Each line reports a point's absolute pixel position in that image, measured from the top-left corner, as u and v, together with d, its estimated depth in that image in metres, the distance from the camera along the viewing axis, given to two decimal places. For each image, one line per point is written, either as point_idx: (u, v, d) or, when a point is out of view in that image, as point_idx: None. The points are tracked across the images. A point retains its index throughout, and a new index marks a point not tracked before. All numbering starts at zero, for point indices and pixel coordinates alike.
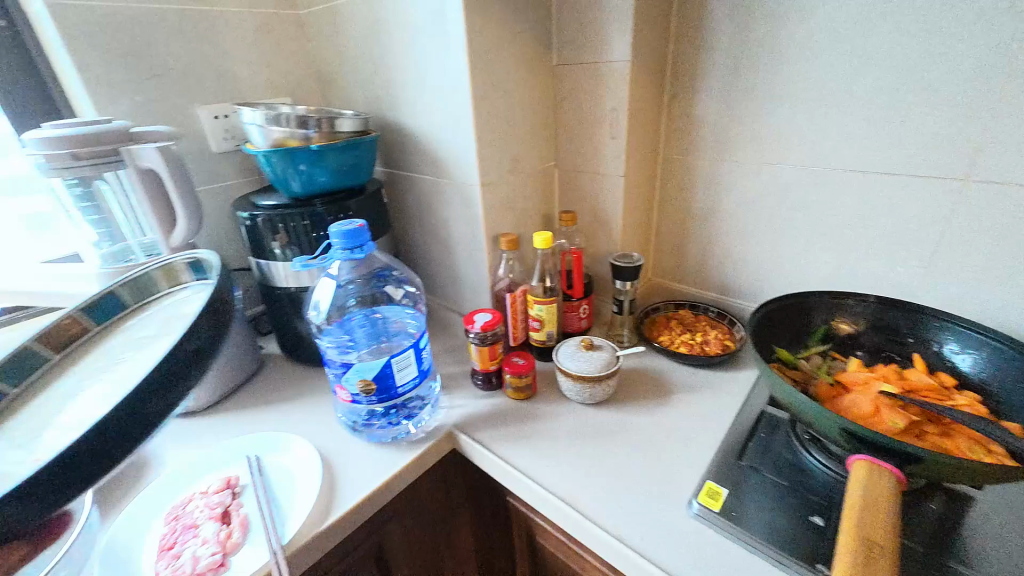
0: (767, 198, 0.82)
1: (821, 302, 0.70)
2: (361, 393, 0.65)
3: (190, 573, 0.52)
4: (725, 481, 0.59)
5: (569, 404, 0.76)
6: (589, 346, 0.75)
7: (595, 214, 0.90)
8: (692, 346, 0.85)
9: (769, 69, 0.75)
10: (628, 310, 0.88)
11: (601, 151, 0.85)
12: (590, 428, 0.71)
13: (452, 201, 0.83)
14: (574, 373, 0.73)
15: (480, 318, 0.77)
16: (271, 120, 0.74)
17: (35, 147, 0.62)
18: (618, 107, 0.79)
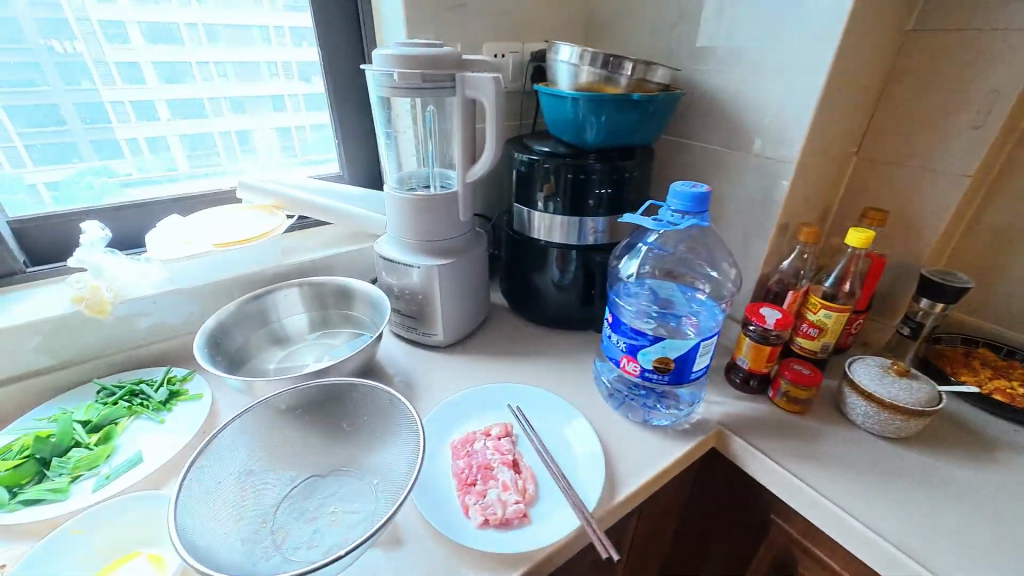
0: None
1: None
2: (655, 370, 0.60)
3: (501, 516, 0.51)
4: None
5: (857, 432, 0.66)
6: (902, 373, 0.64)
7: (901, 217, 0.76)
8: (1011, 396, 0.69)
9: None
10: (922, 335, 0.75)
11: (946, 143, 0.69)
12: (896, 467, 0.60)
13: (742, 177, 0.74)
14: (886, 400, 0.62)
15: (770, 312, 0.68)
16: (586, 61, 0.68)
17: (381, 65, 0.62)
18: (1003, 90, 0.63)
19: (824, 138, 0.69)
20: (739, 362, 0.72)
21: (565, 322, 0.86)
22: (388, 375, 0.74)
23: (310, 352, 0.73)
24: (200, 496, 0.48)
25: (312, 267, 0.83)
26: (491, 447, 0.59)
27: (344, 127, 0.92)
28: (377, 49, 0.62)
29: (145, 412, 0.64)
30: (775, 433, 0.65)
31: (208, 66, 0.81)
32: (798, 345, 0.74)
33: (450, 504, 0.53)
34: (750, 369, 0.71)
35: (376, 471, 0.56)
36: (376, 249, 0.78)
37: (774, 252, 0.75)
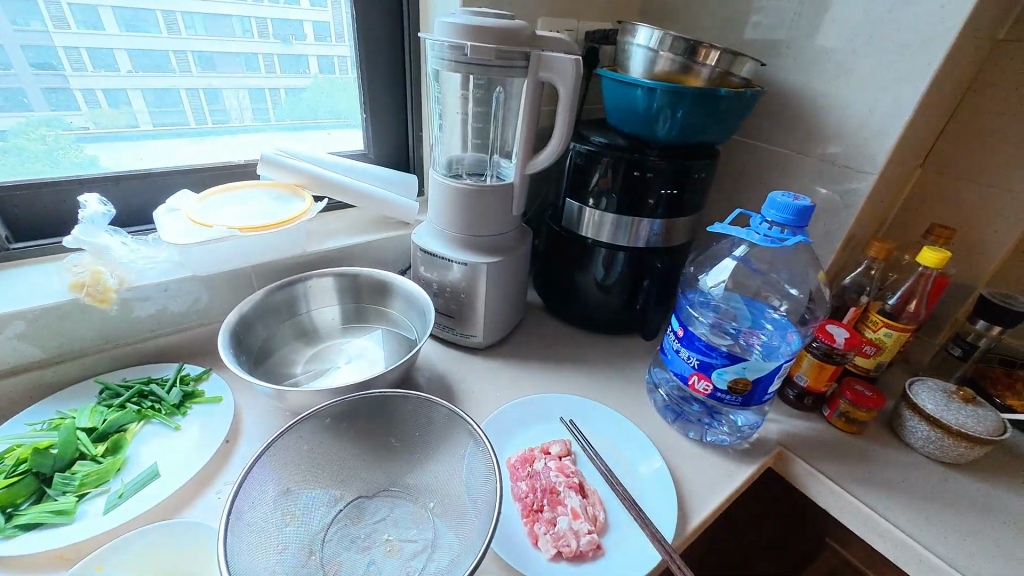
0: None
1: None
2: (727, 390, 0.56)
3: (575, 547, 0.47)
4: None
5: (915, 456, 0.64)
6: (968, 400, 0.63)
7: (963, 235, 0.74)
8: None
9: None
10: (974, 357, 0.73)
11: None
12: (959, 495, 0.59)
13: (811, 184, 0.71)
14: (954, 427, 0.60)
15: (837, 331, 0.65)
16: (666, 47, 0.62)
17: (443, 36, 0.55)
18: None
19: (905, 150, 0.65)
20: (798, 379, 0.69)
21: (607, 326, 0.81)
22: (426, 379, 0.68)
23: (340, 351, 0.66)
24: (242, 527, 0.42)
25: (339, 255, 0.76)
26: (554, 468, 0.54)
27: (374, 103, 0.83)
28: (440, 17, 0.55)
29: (157, 416, 0.56)
30: (835, 455, 0.63)
31: (229, 21, 0.72)
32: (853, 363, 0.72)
33: (516, 532, 0.49)
34: (807, 386, 0.68)
35: (431, 493, 0.51)
36: (414, 240, 0.71)
37: (835, 266, 0.73)
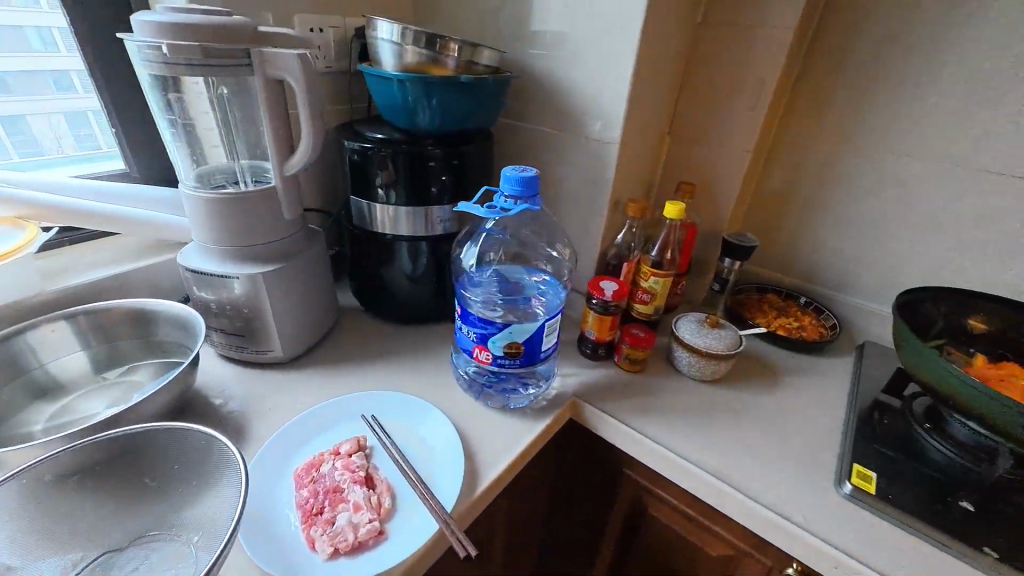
0: (884, 193, 0.81)
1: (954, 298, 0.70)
2: (505, 356, 0.60)
3: (352, 540, 0.47)
4: (866, 462, 0.61)
5: (685, 380, 0.75)
6: (714, 325, 0.74)
7: (706, 189, 0.87)
8: (789, 330, 0.86)
9: (920, 59, 0.73)
10: (728, 289, 0.87)
11: (732, 123, 0.81)
12: (713, 406, 0.70)
13: (575, 158, 0.78)
14: (703, 351, 0.71)
15: (608, 285, 0.73)
16: (409, 40, 0.63)
17: (145, 36, 0.51)
18: (767, 79, 0.75)
19: (639, 120, 0.75)
20: (588, 334, 0.77)
21: (421, 316, 0.82)
22: (215, 406, 0.63)
23: (98, 397, 0.58)
24: None
25: (96, 290, 0.67)
26: (340, 466, 0.54)
27: (124, 114, 0.74)
28: (135, 15, 0.50)
29: None
30: (621, 394, 0.71)
31: None
32: (635, 310, 0.82)
33: (292, 542, 0.47)
34: (596, 339, 0.76)
35: (196, 527, 0.47)
36: (178, 261, 0.65)
37: (608, 229, 0.82)
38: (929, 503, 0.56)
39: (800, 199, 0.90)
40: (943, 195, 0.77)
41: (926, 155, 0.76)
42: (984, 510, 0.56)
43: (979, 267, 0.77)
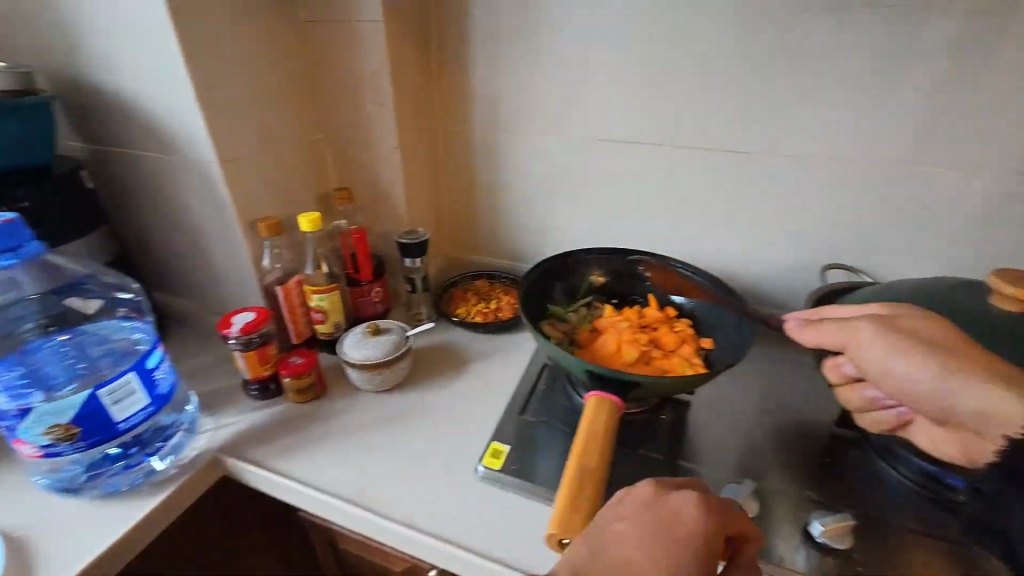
0: (535, 170, 0.88)
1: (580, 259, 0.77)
2: (58, 441, 0.51)
3: None
4: (507, 438, 0.63)
5: (362, 395, 0.72)
6: (376, 331, 0.72)
7: (374, 190, 0.84)
8: (486, 315, 0.87)
9: (518, 45, 0.79)
10: (422, 287, 0.87)
11: (371, 121, 0.78)
12: (382, 417, 0.68)
13: (191, 181, 0.70)
14: (361, 364, 0.69)
15: (240, 320, 0.66)
16: None
17: None
18: (379, 73, 0.73)
19: (247, 131, 0.69)
20: (245, 376, 0.69)
21: None
22: None
23: None
24: None
25: None
26: None
27: None
28: None
29: None
30: (280, 430, 0.66)
31: None
32: (318, 332, 0.78)
33: None
34: (255, 377, 0.69)
35: None
36: None
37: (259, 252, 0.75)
38: (548, 463, 0.60)
39: (481, 186, 0.93)
40: (574, 165, 0.84)
41: (553, 131, 0.83)
42: None
43: (618, 224, 0.87)
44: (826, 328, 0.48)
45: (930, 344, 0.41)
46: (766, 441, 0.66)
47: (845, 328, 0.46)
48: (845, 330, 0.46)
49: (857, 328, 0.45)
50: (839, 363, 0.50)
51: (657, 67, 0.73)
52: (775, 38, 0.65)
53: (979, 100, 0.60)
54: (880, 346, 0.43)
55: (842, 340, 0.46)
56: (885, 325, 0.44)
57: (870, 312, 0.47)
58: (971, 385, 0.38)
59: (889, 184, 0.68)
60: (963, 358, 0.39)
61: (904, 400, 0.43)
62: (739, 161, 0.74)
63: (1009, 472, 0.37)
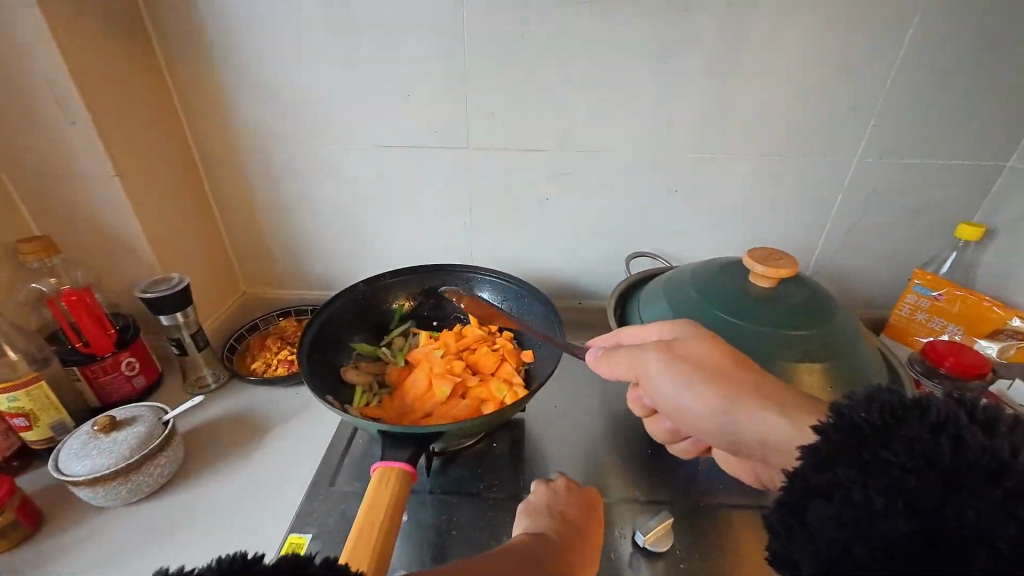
0: (325, 185, 0.75)
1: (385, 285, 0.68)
2: None
3: None
4: (313, 523, 0.52)
5: (107, 514, 0.53)
6: (111, 427, 0.52)
7: (97, 233, 0.63)
8: (291, 364, 0.72)
9: (269, 37, 0.65)
10: (195, 347, 0.68)
11: (64, 142, 0.57)
12: (137, 540, 0.51)
13: None
14: (87, 480, 0.49)
15: None
16: None
17: None
18: (57, 79, 0.53)
19: None
20: None
21: None
22: None
23: None
24: None
25: None
26: None
27: None
28: None
29: None
30: None
31: None
32: (30, 442, 0.56)
33: None
34: None
35: None
36: None
37: None
38: None
39: (265, 209, 0.77)
40: (369, 175, 0.74)
41: (337, 140, 0.72)
42: None
43: (431, 235, 0.79)
44: (619, 356, 0.45)
45: (709, 371, 0.40)
46: (599, 442, 0.65)
47: (636, 360, 0.44)
48: (638, 363, 0.44)
49: (647, 360, 0.43)
50: (640, 397, 0.49)
51: (434, 62, 0.66)
52: (545, 32, 0.63)
53: (724, 90, 0.66)
54: (668, 376, 0.42)
55: (635, 374, 0.44)
56: (670, 350, 0.42)
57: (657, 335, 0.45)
58: (749, 416, 0.38)
59: (668, 171, 0.72)
60: (739, 384, 0.39)
61: (695, 433, 0.43)
62: (537, 160, 0.72)
63: (790, 509, 0.30)
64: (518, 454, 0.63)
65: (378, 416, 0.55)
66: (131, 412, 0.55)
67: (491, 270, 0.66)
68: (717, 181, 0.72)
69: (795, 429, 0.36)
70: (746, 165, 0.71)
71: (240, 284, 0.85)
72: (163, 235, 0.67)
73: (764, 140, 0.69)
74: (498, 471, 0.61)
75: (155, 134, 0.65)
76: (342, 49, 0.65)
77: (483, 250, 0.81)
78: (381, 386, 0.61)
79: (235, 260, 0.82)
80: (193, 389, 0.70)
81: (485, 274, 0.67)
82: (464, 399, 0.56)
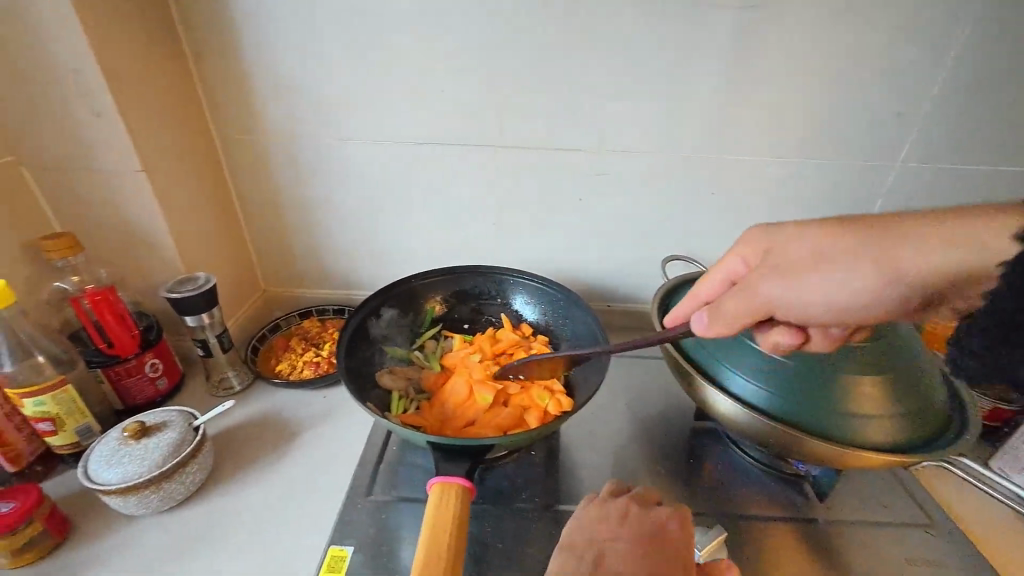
0: (352, 181, 0.73)
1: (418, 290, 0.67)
2: None
3: None
4: (354, 533, 0.50)
5: (137, 522, 0.51)
6: (141, 433, 0.50)
7: (121, 230, 0.61)
8: (317, 366, 0.70)
9: (300, 28, 0.62)
10: (220, 349, 0.67)
11: (88, 134, 0.55)
12: (168, 551, 0.49)
13: None
14: (119, 488, 0.48)
15: None
16: None
17: None
18: (83, 67, 0.51)
19: None
20: None
21: None
22: None
23: None
24: None
25: None
26: None
27: None
28: None
29: None
30: None
31: None
32: (55, 446, 0.54)
33: None
34: None
35: None
36: None
37: None
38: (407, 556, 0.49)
39: (289, 206, 0.75)
40: (398, 171, 0.72)
41: (366, 135, 0.69)
42: None
43: (460, 235, 0.77)
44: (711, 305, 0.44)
45: (798, 267, 0.41)
46: (636, 450, 0.64)
47: (745, 306, 0.42)
48: (756, 294, 0.41)
49: (766, 289, 0.41)
50: (776, 345, 0.45)
51: (471, 57, 0.64)
52: (587, 26, 0.61)
53: (768, 90, 0.64)
54: (791, 289, 0.40)
55: (758, 301, 0.41)
56: (767, 273, 0.41)
57: (739, 266, 0.45)
58: (866, 252, 0.38)
59: (706, 173, 0.70)
60: (848, 240, 0.39)
61: (864, 319, 0.40)
62: (572, 159, 0.70)
63: None
64: (554, 461, 0.62)
65: (419, 425, 0.54)
66: (161, 417, 0.53)
67: (526, 274, 0.64)
68: (755, 184, 0.71)
69: (921, 250, 0.37)
70: (786, 167, 0.69)
71: (261, 283, 0.83)
72: (188, 233, 0.65)
73: (806, 142, 0.67)
74: (535, 480, 0.59)
75: (181, 127, 0.63)
76: (376, 41, 0.63)
77: (512, 250, 0.79)
78: (419, 392, 0.59)
79: (257, 258, 0.80)
80: (217, 393, 0.68)
81: (519, 278, 0.66)
82: (506, 407, 0.55)
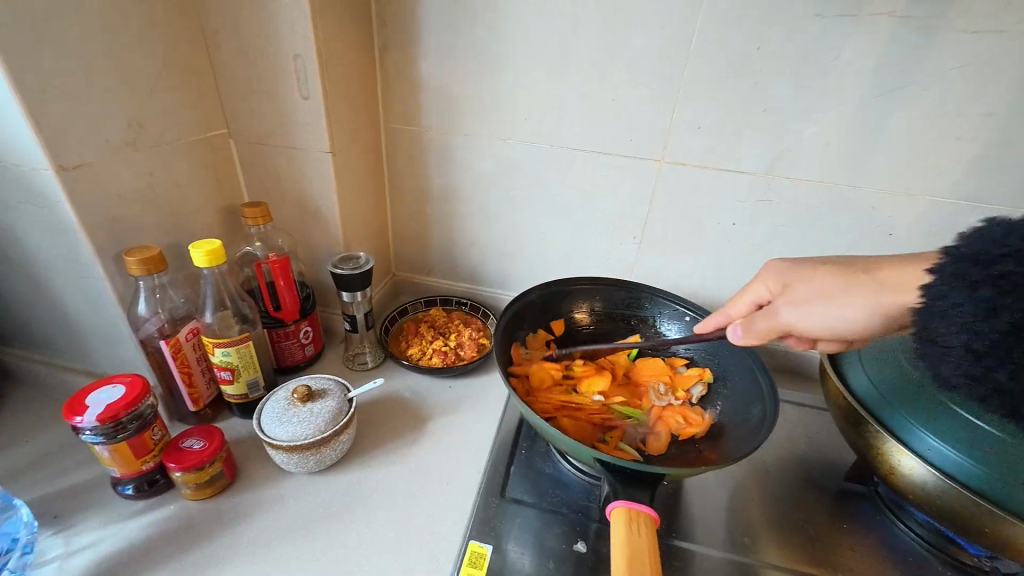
0: (502, 180, 0.74)
1: (548, 293, 0.70)
2: None
3: None
4: (489, 532, 0.51)
5: (294, 477, 0.56)
6: (307, 397, 0.54)
7: (302, 205, 0.67)
8: (446, 354, 0.72)
9: (486, 28, 0.64)
10: (363, 325, 0.70)
11: (292, 116, 0.60)
12: (319, 511, 0.53)
13: (13, 197, 0.48)
14: (288, 445, 0.51)
15: (96, 401, 0.45)
16: None
17: None
18: (305, 56, 0.56)
19: (105, 127, 0.49)
20: (114, 473, 0.49)
21: None
22: None
23: None
24: None
25: None
26: None
27: None
28: None
29: None
30: (170, 544, 0.48)
31: None
32: (228, 395, 0.59)
33: None
34: (128, 475, 0.50)
35: None
36: None
37: (128, 294, 0.55)
38: (543, 565, 0.48)
39: (435, 197, 0.78)
40: (549, 175, 0.72)
41: (523, 137, 0.70)
42: (597, 546, 0.51)
43: (595, 244, 0.76)
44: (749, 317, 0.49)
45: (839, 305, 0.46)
46: (771, 501, 0.60)
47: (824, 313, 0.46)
48: (777, 320, 0.47)
49: (785, 317, 0.47)
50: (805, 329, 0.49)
51: (651, 67, 0.62)
52: (785, 44, 0.57)
53: (987, 131, 0.57)
54: (809, 314, 0.46)
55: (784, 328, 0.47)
56: (795, 299, 0.47)
57: (761, 294, 0.50)
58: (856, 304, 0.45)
59: (886, 212, 0.64)
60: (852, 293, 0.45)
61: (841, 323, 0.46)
62: (734, 182, 0.67)
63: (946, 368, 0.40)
64: (680, 495, 0.60)
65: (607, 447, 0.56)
66: (322, 384, 0.57)
67: (673, 298, 0.68)
68: (943, 231, 0.64)
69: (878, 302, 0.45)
70: (987, 216, 0.61)
71: (391, 267, 0.87)
72: (353, 215, 0.69)
73: (1021, 192, 0.59)
74: (663, 512, 0.57)
75: (361, 115, 0.67)
76: (558, 45, 0.63)
77: (644, 267, 0.77)
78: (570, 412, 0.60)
79: (393, 243, 0.84)
80: (352, 365, 0.72)
81: (660, 301, 0.70)
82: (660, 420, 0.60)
